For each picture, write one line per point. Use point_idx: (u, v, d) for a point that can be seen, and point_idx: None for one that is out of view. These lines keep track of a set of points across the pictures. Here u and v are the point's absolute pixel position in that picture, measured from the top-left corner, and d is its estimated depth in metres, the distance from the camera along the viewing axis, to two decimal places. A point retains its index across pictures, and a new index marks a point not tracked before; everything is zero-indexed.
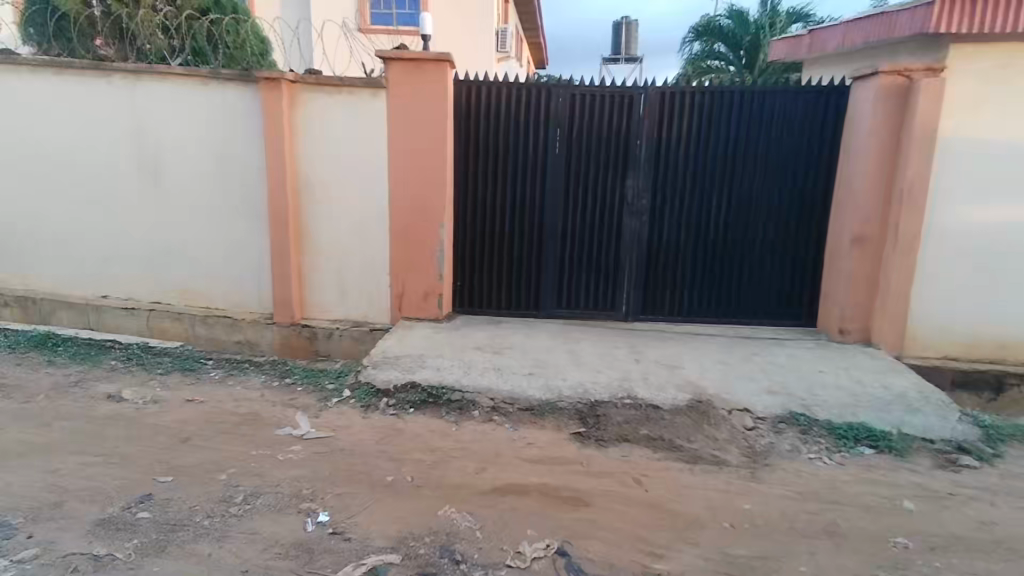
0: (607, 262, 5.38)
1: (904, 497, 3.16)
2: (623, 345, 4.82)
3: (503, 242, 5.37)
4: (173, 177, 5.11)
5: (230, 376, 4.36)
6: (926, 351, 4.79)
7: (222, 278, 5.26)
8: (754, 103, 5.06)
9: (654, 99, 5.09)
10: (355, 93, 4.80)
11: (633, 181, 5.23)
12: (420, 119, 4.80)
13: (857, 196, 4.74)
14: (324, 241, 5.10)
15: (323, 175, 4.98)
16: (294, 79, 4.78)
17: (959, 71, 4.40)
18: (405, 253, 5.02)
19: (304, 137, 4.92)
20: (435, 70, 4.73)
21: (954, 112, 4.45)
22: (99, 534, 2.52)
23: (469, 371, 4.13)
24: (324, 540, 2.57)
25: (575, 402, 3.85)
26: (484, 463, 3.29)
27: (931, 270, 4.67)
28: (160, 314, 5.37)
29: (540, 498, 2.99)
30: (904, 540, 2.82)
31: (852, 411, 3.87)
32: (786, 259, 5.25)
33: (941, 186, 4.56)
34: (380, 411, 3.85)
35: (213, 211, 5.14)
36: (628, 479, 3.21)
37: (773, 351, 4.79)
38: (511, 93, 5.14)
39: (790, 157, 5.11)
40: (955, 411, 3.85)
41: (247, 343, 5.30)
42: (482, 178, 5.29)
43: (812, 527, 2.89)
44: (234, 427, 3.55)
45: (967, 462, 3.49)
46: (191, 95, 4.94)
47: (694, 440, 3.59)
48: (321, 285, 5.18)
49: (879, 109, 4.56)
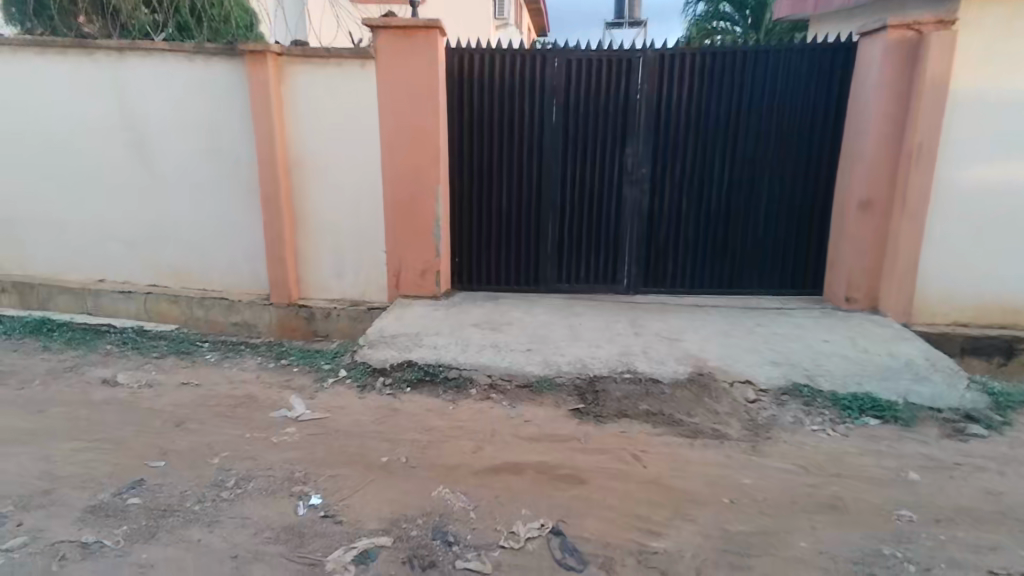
0: (608, 232, 5.25)
1: (910, 468, 3.13)
2: (624, 319, 4.74)
3: (501, 213, 5.26)
4: (163, 156, 5.02)
5: (225, 358, 4.31)
6: (934, 318, 4.68)
7: (216, 259, 5.20)
8: (758, 63, 4.87)
9: (652, 63, 4.93)
10: (343, 65, 4.67)
11: (633, 149, 5.08)
12: (411, 89, 4.66)
13: (864, 156, 4.60)
14: (319, 218, 5.01)
15: (314, 149, 4.87)
16: (280, 52, 4.65)
17: (972, 23, 4.20)
18: (402, 230, 4.93)
19: (293, 112, 4.80)
20: (425, 38, 4.58)
21: (966, 65, 4.26)
22: (89, 521, 2.50)
23: (467, 349, 4.07)
24: (315, 524, 2.53)
25: (574, 377, 3.80)
26: (481, 442, 3.24)
27: (941, 233, 4.54)
28: (156, 296, 5.32)
29: (536, 476, 2.95)
30: (908, 512, 2.77)
31: (857, 380, 3.82)
32: (791, 226, 5.12)
33: (951, 144, 4.40)
34: (377, 391, 3.81)
35: (205, 191, 5.05)
36: (626, 456, 3.17)
37: (778, 322, 4.69)
38: (506, 60, 4.98)
39: (794, 120, 4.94)
40: (964, 378, 3.81)
41: (245, 324, 5.26)
42: (478, 150, 5.16)
43: (814, 502, 2.83)
44: (229, 411, 3.51)
45: (976, 431, 3.45)
46: (176, 71, 4.82)
47: (694, 415, 3.56)
48: (317, 263, 5.11)
49: (886, 66, 4.38)
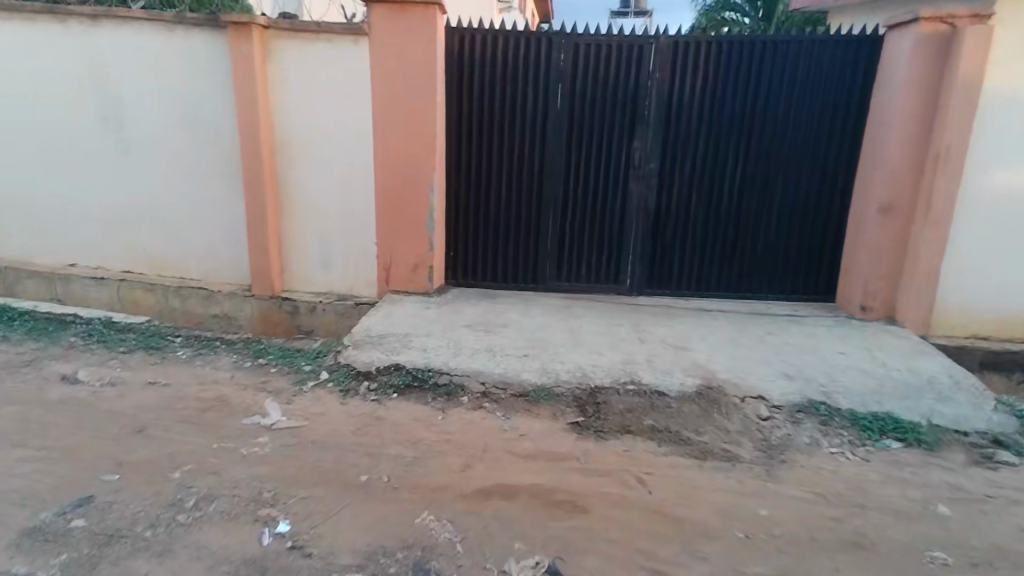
0: (612, 228, 4.95)
1: (938, 500, 2.86)
2: (627, 323, 4.45)
3: (499, 206, 4.95)
4: (140, 134, 4.69)
5: (196, 356, 3.99)
6: (954, 331, 4.41)
7: (194, 247, 4.88)
8: (778, 53, 4.57)
9: (665, 50, 4.61)
10: (334, 41, 4.34)
11: (642, 141, 4.78)
12: (406, 69, 4.33)
13: (887, 157, 4.30)
14: (304, 206, 4.69)
15: (300, 131, 4.54)
16: (265, 25, 4.31)
17: (1009, 17, 3.91)
18: (392, 220, 4.62)
19: (279, 91, 4.47)
20: (422, 14, 4.24)
21: (1002, 62, 3.97)
22: (24, 548, 2.21)
23: (459, 353, 3.78)
24: (281, 557, 2.24)
25: (573, 387, 3.51)
26: (471, 459, 2.96)
27: (966, 241, 4.26)
28: (131, 284, 4.98)
29: (530, 501, 2.67)
30: (942, 554, 2.50)
31: (876, 399, 3.55)
32: (806, 228, 4.83)
33: (982, 147, 4.11)
34: (360, 397, 3.50)
35: (184, 172, 4.72)
36: (629, 479, 2.89)
37: (791, 331, 4.41)
38: (509, 42, 4.65)
39: (814, 115, 4.64)
40: (990, 400, 3.54)
41: (224, 317, 4.94)
42: (476, 138, 4.84)
43: (836, 539, 2.56)
44: (196, 416, 3.21)
45: (1006, 458, 3.18)
46: (155, 42, 4.48)
47: (703, 433, 3.27)
48: (301, 253, 4.79)
49: (916, 60, 4.08)
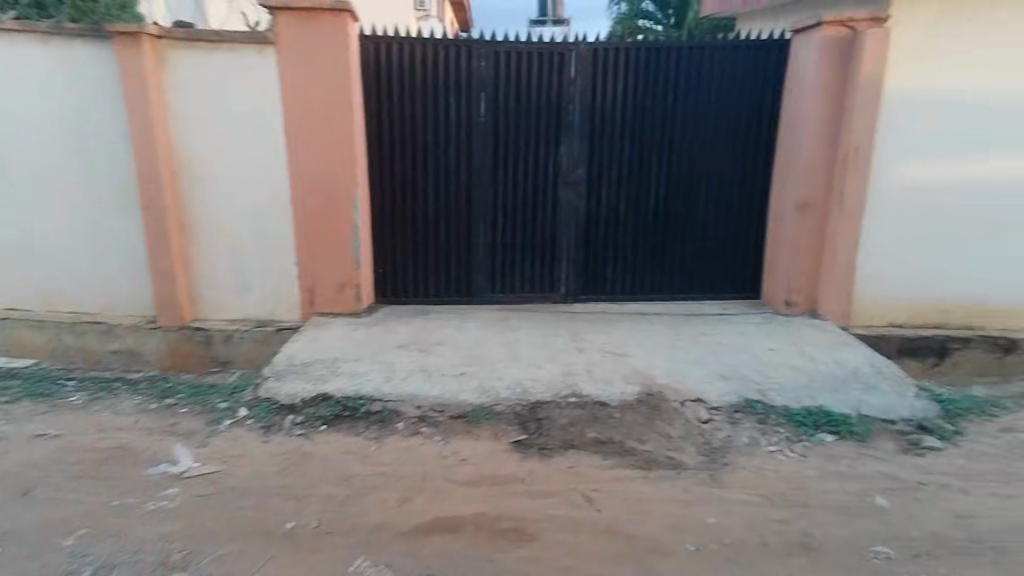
0: (542, 237, 4.88)
1: (875, 491, 2.91)
2: (565, 332, 4.37)
3: (426, 218, 4.78)
4: (19, 155, 4.20)
5: (94, 401, 3.58)
6: (872, 320, 4.60)
7: (89, 277, 4.43)
8: (695, 58, 4.64)
9: (585, 57, 4.60)
10: (237, 50, 4.05)
11: (567, 148, 4.73)
12: (317, 79, 4.10)
13: (801, 157, 4.44)
14: (212, 227, 4.34)
15: (204, 147, 4.20)
16: (158, 34, 3.96)
17: (904, 20, 4.11)
18: (311, 238, 4.35)
19: (178, 105, 4.12)
20: (331, 22, 4.02)
21: (899, 63, 4.17)
22: None
23: (392, 376, 3.58)
24: None
25: (513, 405, 3.38)
26: (409, 491, 2.77)
27: (878, 234, 4.44)
28: (16, 322, 4.46)
29: (474, 534, 2.51)
30: (884, 549, 2.53)
31: (809, 394, 3.61)
32: (731, 228, 4.93)
33: (886, 144, 4.30)
34: (285, 432, 3.22)
35: (72, 196, 4.27)
36: (576, 498, 2.78)
37: (723, 330, 4.46)
38: (427, 50, 4.50)
39: (731, 118, 4.74)
40: (912, 387, 3.68)
41: (128, 352, 4.51)
42: (398, 149, 4.64)
43: (784, 542, 2.55)
44: (94, 469, 2.86)
45: (931, 443, 3.30)
46: (31, 53, 4.03)
47: (646, 441, 3.18)
48: (213, 278, 4.43)
49: (822, 64, 4.24)
